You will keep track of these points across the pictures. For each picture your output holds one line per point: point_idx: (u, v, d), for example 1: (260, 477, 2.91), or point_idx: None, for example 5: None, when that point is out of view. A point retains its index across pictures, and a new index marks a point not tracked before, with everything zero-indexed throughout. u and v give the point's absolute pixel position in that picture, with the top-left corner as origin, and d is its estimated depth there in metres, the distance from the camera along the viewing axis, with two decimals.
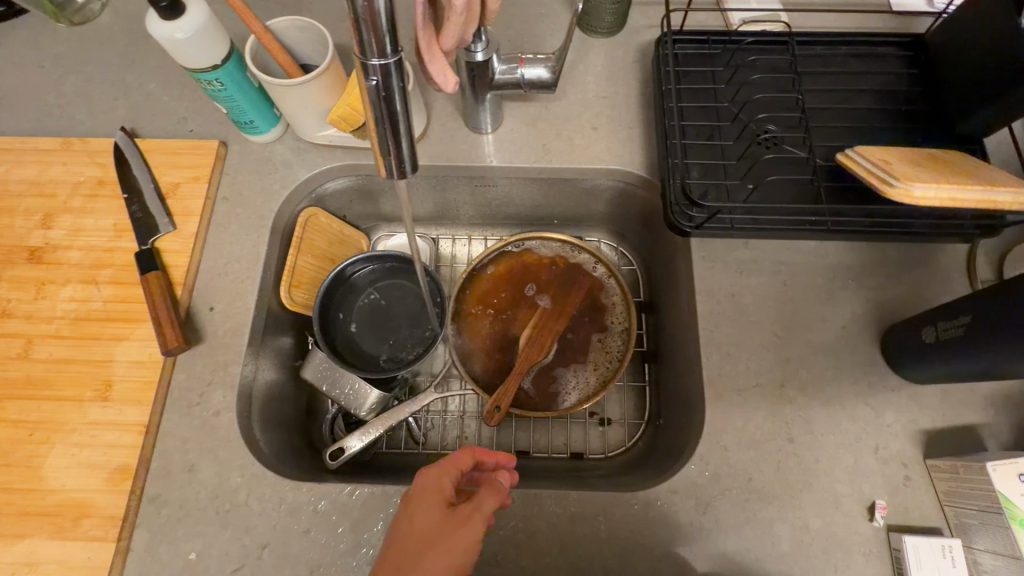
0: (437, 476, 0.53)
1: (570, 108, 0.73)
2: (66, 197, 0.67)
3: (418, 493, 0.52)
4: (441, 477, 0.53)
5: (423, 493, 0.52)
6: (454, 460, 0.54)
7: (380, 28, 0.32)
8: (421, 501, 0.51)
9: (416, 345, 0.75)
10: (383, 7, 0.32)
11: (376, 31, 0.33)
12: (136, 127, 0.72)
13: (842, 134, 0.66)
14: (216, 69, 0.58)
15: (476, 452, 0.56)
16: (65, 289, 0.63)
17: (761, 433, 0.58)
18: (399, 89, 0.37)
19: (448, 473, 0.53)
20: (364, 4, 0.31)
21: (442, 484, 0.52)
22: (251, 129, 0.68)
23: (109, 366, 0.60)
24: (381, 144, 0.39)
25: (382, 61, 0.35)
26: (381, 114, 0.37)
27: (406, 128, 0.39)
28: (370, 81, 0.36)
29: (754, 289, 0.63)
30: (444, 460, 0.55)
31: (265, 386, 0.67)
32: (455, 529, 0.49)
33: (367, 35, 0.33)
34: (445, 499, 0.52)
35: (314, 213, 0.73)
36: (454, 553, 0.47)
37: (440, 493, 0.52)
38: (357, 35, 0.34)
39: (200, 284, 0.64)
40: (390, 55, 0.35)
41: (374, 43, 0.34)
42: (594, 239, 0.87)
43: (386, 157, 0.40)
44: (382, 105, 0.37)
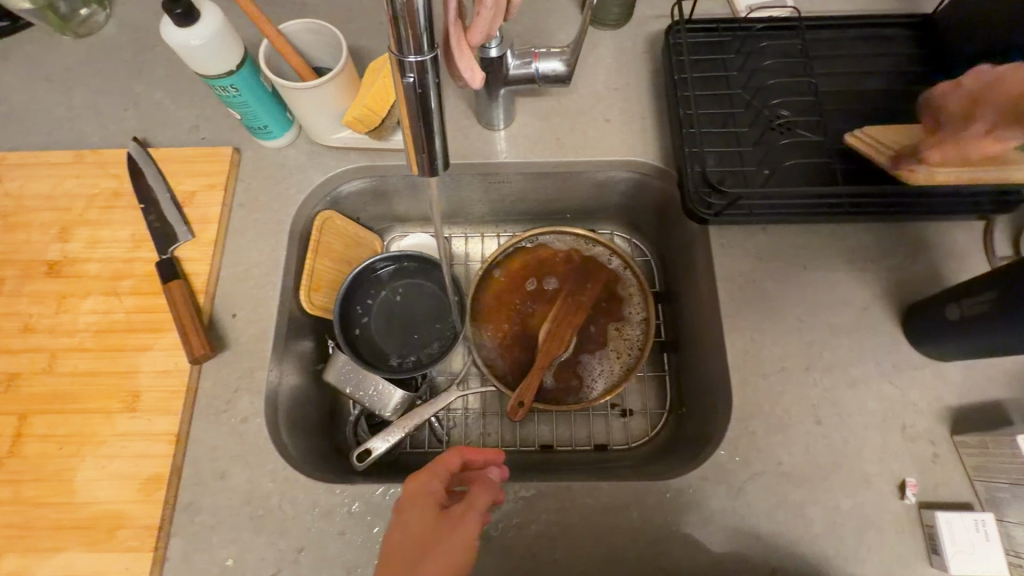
0: (425, 480, 0.53)
1: (582, 101, 0.73)
2: (82, 210, 0.67)
3: (409, 499, 0.53)
4: (431, 480, 0.53)
5: (415, 498, 0.52)
6: (441, 462, 0.55)
7: (418, 25, 0.33)
8: (414, 506, 0.52)
9: (439, 344, 0.76)
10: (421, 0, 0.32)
11: (414, 25, 0.33)
12: (148, 137, 0.71)
13: (855, 116, 0.66)
14: (231, 75, 0.58)
15: (462, 451, 0.56)
16: (86, 302, 0.63)
17: (789, 416, 0.58)
18: (433, 86, 0.37)
19: (436, 476, 0.54)
20: (404, 3, 0.32)
21: (432, 487, 0.53)
22: (265, 134, 0.68)
23: (135, 376, 0.60)
24: (414, 139, 0.40)
25: (418, 58, 0.35)
26: (416, 112, 0.38)
27: (439, 125, 0.39)
28: (406, 79, 0.36)
29: (774, 273, 0.64)
30: (431, 463, 0.55)
31: (289, 390, 0.67)
32: (451, 530, 0.49)
33: (405, 32, 0.33)
34: (437, 501, 0.52)
35: (330, 216, 0.73)
36: (452, 552, 0.48)
37: (430, 496, 0.52)
38: (395, 32, 0.34)
39: (221, 291, 0.64)
40: (427, 52, 0.35)
41: (412, 40, 0.34)
42: (607, 231, 0.87)
43: (419, 154, 0.41)
44: (417, 102, 0.37)
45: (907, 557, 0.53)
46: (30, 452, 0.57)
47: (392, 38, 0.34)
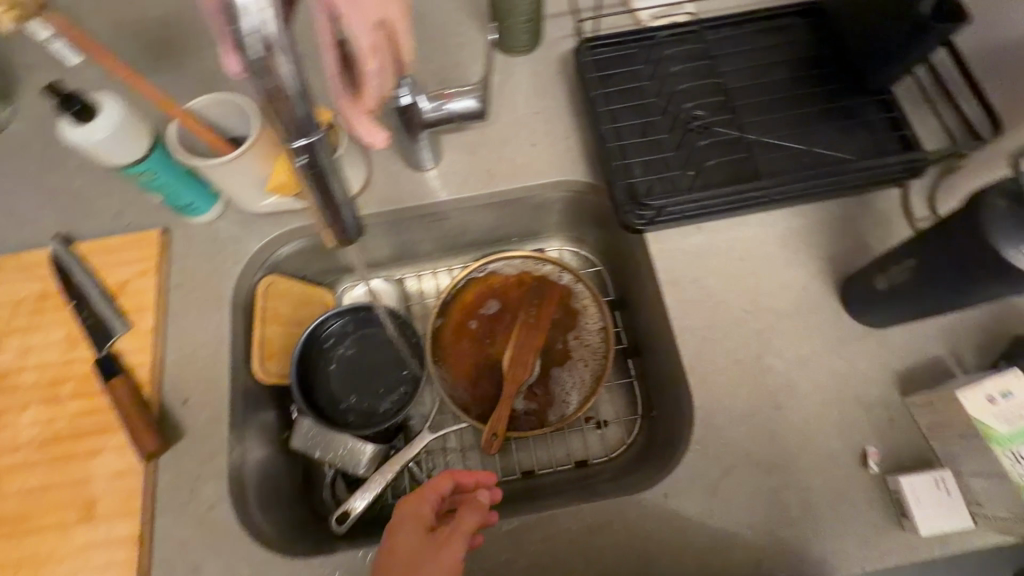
0: (415, 504, 0.55)
1: (505, 128, 0.74)
2: (9, 318, 0.64)
3: (401, 520, 0.55)
4: (422, 504, 0.55)
5: (406, 520, 0.54)
6: (432, 486, 0.56)
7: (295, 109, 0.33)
8: (405, 528, 0.54)
9: (404, 390, 0.75)
10: (288, 78, 0.31)
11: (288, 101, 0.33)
12: (70, 232, 0.69)
13: (764, 107, 0.69)
14: (145, 160, 0.57)
15: (453, 475, 0.57)
16: (25, 414, 0.60)
17: (750, 407, 0.60)
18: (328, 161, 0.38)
19: (426, 500, 0.55)
20: (275, 90, 0.32)
21: (422, 510, 0.55)
22: (192, 210, 0.66)
23: (87, 484, 0.57)
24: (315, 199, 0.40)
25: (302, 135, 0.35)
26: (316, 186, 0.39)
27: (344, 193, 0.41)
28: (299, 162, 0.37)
29: (715, 269, 0.65)
30: (424, 486, 0.57)
31: (255, 466, 0.65)
32: (437, 550, 0.51)
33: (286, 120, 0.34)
34: (427, 524, 0.54)
35: (272, 281, 0.72)
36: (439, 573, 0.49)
37: (421, 519, 0.54)
38: (272, 110, 0.34)
39: (167, 379, 0.62)
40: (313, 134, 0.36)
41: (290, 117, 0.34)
42: (555, 247, 0.89)
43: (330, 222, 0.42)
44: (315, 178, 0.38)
45: (881, 525, 0.55)
46: None
47: (275, 116, 0.34)
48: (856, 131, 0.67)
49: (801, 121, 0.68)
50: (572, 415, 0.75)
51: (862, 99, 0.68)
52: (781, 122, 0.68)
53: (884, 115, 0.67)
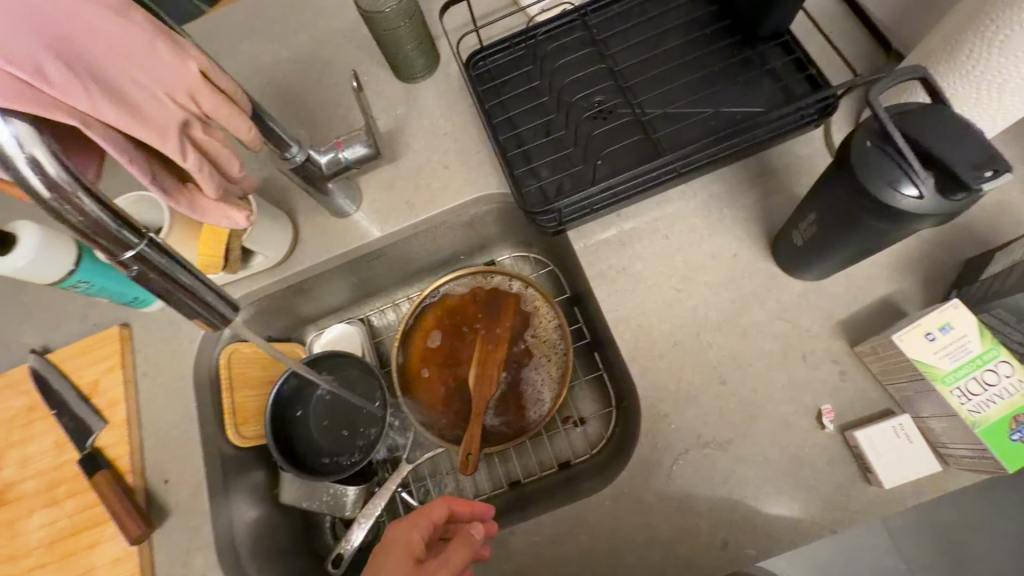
0: (407, 529, 0.54)
1: (419, 157, 0.75)
2: (5, 434, 0.70)
3: (390, 544, 0.54)
4: (412, 530, 0.54)
5: (393, 547, 0.53)
6: (427, 512, 0.55)
7: (107, 225, 0.33)
8: (391, 554, 0.52)
9: (370, 433, 0.76)
10: (92, 206, 0.32)
11: (105, 229, 0.33)
12: (48, 343, 0.75)
13: (662, 79, 0.68)
14: (73, 273, 0.61)
15: (450, 502, 0.56)
16: (31, 520, 0.65)
17: (696, 386, 0.59)
18: (169, 261, 0.36)
19: (417, 526, 0.54)
20: (79, 217, 0.32)
21: (412, 537, 0.54)
22: (141, 302, 0.70)
23: (92, 574, 0.62)
24: (183, 309, 0.38)
25: (131, 250, 0.34)
26: (167, 289, 0.37)
27: (202, 288, 0.38)
28: (134, 272, 0.35)
29: (641, 255, 0.65)
30: (418, 510, 0.56)
31: (248, 527, 0.69)
32: None
33: (103, 238, 0.33)
34: (414, 554, 0.53)
35: (234, 348, 0.74)
36: None
37: (409, 547, 0.53)
38: (93, 242, 0.34)
39: (149, 463, 0.67)
40: (137, 243, 0.34)
41: (111, 239, 0.33)
42: (506, 256, 0.90)
43: (200, 318, 0.40)
44: (165, 281, 0.36)
45: (845, 484, 0.53)
46: None
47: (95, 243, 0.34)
48: (760, 81, 0.65)
49: (701, 86, 0.66)
50: (545, 414, 0.75)
51: (760, 48, 0.66)
52: (682, 89, 0.67)
53: (786, 58, 0.65)
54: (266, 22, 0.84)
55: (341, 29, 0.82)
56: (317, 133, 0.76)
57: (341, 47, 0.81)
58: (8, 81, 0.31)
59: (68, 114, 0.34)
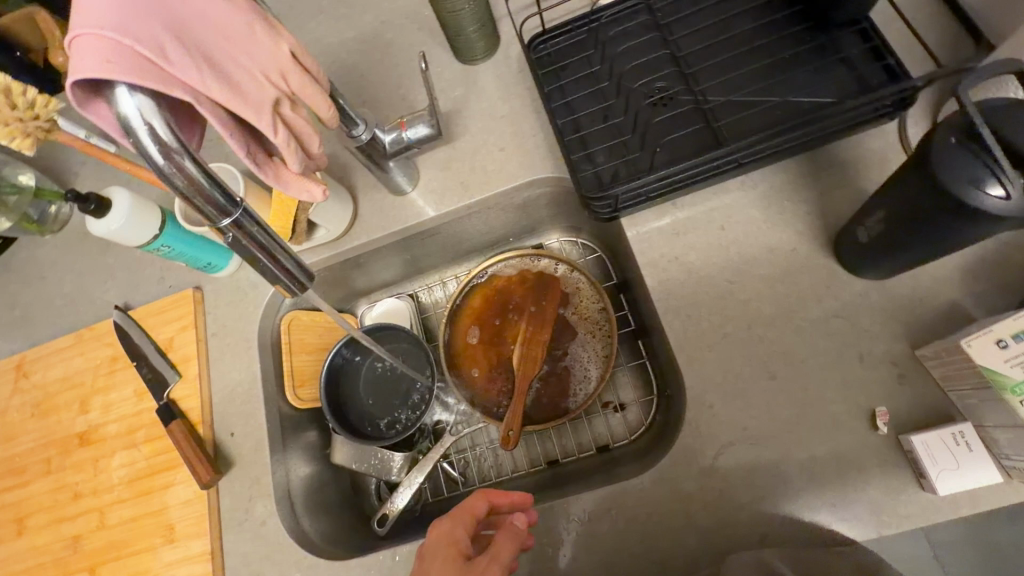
0: (450, 526, 0.57)
1: (475, 139, 0.76)
2: (91, 380, 0.77)
3: (435, 544, 0.56)
4: (454, 527, 0.56)
5: (439, 546, 0.55)
6: (466, 508, 0.58)
7: (206, 190, 0.35)
8: (438, 554, 0.54)
9: (418, 404, 0.79)
10: (195, 170, 0.35)
11: (203, 192, 0.36)
12: (129, 301, 0.81)
13: (728, 65, 0.67)
14: (158, 236, 0.66)
15: (487, 495, 0.59)
16: (114, 459, 0.72)
17: (744, 379, 0.58)
18: (258, 228, 0.39)
19: (459, 523, 0.57)
20: (185, 182, 0.35)
21: (456, 534, 0.56)
22: (213, 268, 0.75)
23: (166, 512, 0.68)
24: (266, 272, 0.42)
25: (229, 217, 0.38)
26: (255, 253, 0.40)
27: (285, 255, 0.42)
28: (228, 237, 0.39)
29: (695, 245, 0.64)
30: (457, 509, 0.58)
31: (302, 482, 0.74)
32: None
33: (201, 202, 0.36)
34: (462, 550, 0.55)
35: (294, 315, 0.79)
36: None
37: (455, 544, 0.55)
38: (193, 205, 0.36)
39: (217, 416, 0.72)
40: (232, 209, 0.37)
41: (208, 201, 0.36)
42: (553, 240, 0.90)
43: (280, 282, 0.44)
44: (253, 246, 0.40)
45: (896, 488, 0.52)
46: None
47: (196, 208, 0.37)
48: (832, 70, 0.63)
49: (767, 75, 0.65)
50: (591, 392, 0.76)
51: (834, 35, 0.64)
52: (747, 77, 0.65)
53: (863, 47, 0.62)
54: (333, 3, 0.87)
55: (404, 9, 0.83)
56: (378, 111, 0.78)
57: (403, 29, 0.82)
58: (135, 59, 0.33)
59: (185, 91, 0.35)
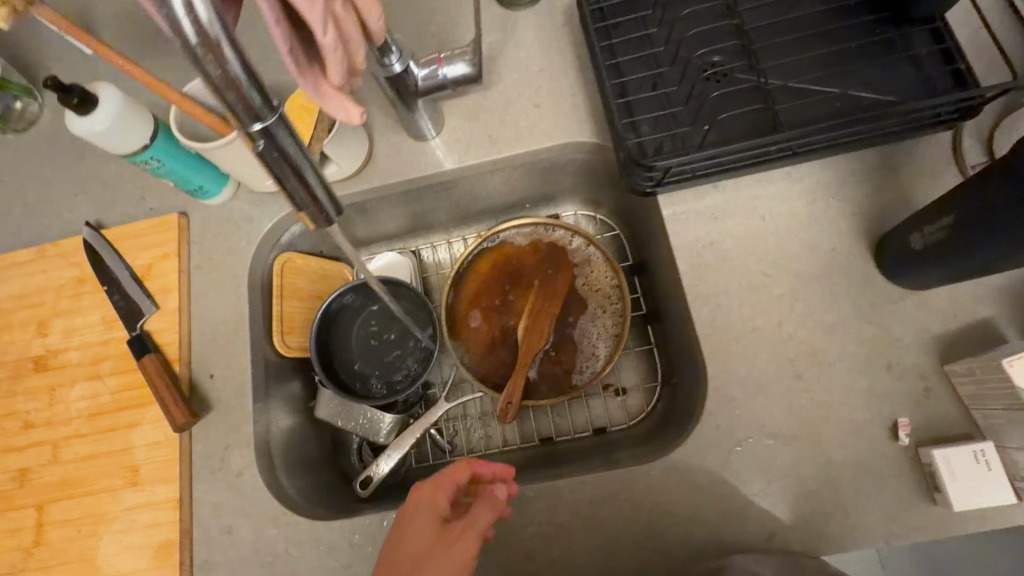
0: (430, 493, 0.53)
1: (509, 90, 0.70)
2: (53, 301, 0.69)
3: (414, 505, 0.53)
4: (436, 492, 0.53)
5: (418, 508, 0.53)
6: (449, 475, 0.54)
7: (242, 86, 0.30)
8: (417, 515, 0.52)
9: (411, 372, 0.74)
10: (233, 60, 0.30)
11: (239, 88, 0.31)
12: (102, 219, 0.73)
13: (791, 48, 0.63)
14: (146, 148, 0.59)
15: (472, 464, 0.55)
16: (74, 390, 0.65)
17: (768, 376, 0.57)
18: (291, 143, 0.35)
19: (442, 490, 0.53)
20: (219, 72, 0.30)
21: (436, 500, 0.53)
22: (203, 193, 0.68)
23: (130, 452, 0.62)
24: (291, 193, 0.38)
25: (262, 123, 0.33)
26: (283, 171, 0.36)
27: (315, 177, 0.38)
28: (257, 146, 0.34)
29: (733, 233, 0.61)
30: (439, 473, 0.54)
31: (282, 434, 0.69)
32: (449, 547, 0.50)
33: (233, 98, 0.31)
34: (440, 514, 0.52)
35: (288, 257, 0.73)
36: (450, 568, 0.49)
37: (435, 509, 0.52)
38: (224, 101, 0.32)
39: (195, 356, 0.66)
40: (267, 115, 0.33)
41: (242, 104, 0.31)
42: (570, 213, 0.86)
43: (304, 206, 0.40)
44: (282, 162, 0.35)
45: (908, 500, 0.52)
46: (53, 539, 0.61)
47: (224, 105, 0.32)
48: (899, 68, 0.60)
49: (831, 63, 0.62)
50: (598, 371, 0.74)
51: (905, 31, 0.61)
52: (809, 63, 0.62)
53: (934, 47, 0.59)
54: None
55: None
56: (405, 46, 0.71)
57: None
58: None
59: None
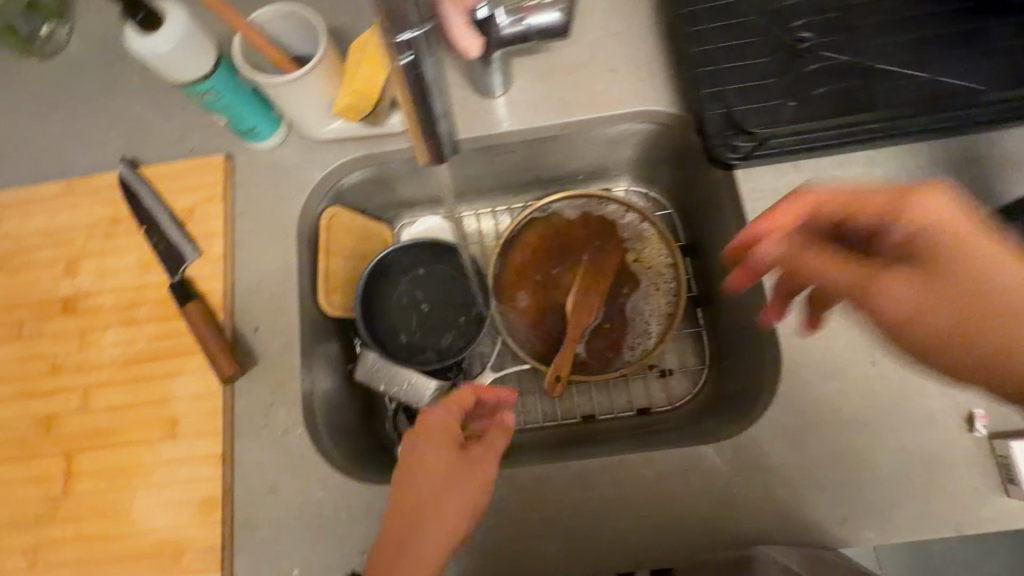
0: (442, 415, 0.54)
1: (582, 52, 0.67)
2: (83, 241, 0.64)
3: (426, 431, 0.53)
4: (446, 416, 0.54)
5: (432, 434, 0.52)
6: (457, 398, 0.55)
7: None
8: (431, 441, 0.52)
9: (444, 354, 0.71)
10: None
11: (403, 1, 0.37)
12: (137, 157, 0.68)
13: (885, 27, 0.60)
14: (208, 77, 0.55)
15: (478, 389, 0.56)
16: (106, 335, 0.61)
17: (842, 361, 0.56)
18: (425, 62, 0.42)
19: (451, 413, 0.54)
20: None
21: (449, 424, 0.53)
22: (254, 135, 0.64)
23: (169, 404, 0.59)
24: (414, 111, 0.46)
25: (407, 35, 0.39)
26: (413, 90, 0.44)
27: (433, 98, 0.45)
28: (402, 61, 0.41)
29: (812, 214, 0.60)
30: (446, 398, 0.55)
31: (324, 395, 0.66)
32: (470, 468, 0.51)
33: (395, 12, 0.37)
34: (454, 438, 0.53)
35: (335, 212, 0.69)
36: (474, 487, 0.50)
37: (449, 433, 0.53)
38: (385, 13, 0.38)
39: (239, 307, 0.62)
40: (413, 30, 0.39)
41: (401, 16, 0.38)
42: (622, 188, 0.81)
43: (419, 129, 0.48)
44: (414, 81, 0.43)
45: (980, 490, 0.52)
46: (82, 490, 0.57)
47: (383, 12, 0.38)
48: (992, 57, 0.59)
49: (927, 45, 0.59)
50: (651, 348, 0.72)
51: (999, 20, 0.59)
52: (905, 45, 0.59)
53: None
54: None
55: None
56: None
57: None
58: None
59: None
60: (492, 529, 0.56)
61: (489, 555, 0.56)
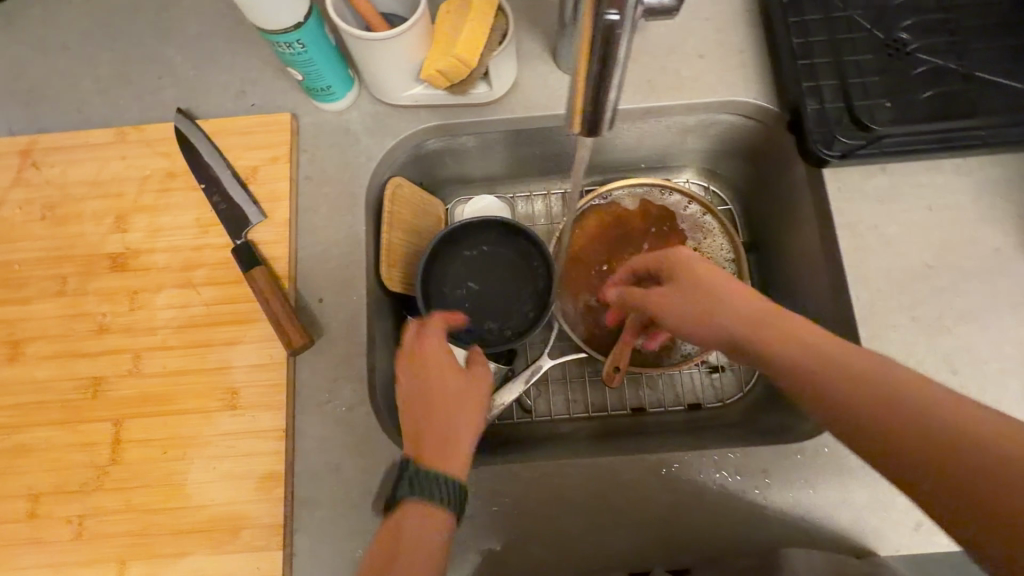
0: (426, 343, 0.53)
1: (671, 36, 0.65)
2: (135, 194, 0.60)
3: (418, 362, 0.52)
4: (432, 341, 0.53)
5: (425, 360, 0.52)
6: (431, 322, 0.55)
7: None
8: (426, 367, 0.51)
9: (501, 334, 0.66)
10: None
11: None
12: (193, 109, 0.64)
13: (985, 33, 0.59)
14: (298, 28, 0.51)
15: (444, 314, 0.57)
16: (160, 296, 0.58)
17: (924, 368, 0.55)
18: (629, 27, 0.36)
19: (434, 337, 0.53)
20: None
21: (438, 347, 0.53)
22: (327, 95, 0.61)
23: (228, 372, 0.56)
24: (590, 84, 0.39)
25: None
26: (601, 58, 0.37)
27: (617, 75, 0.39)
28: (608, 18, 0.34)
29: (898, 218, 0.59)
30: (422, 327, 0.54)
31: (383, 373, 0.63)
32: (471, 377, 0.51)
33: None
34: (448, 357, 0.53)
35: (398, 182, 0.65)
36: (483, 392, 0.51)
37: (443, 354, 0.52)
38: None
39: (303, 275, 0.59)
40: None
41: None
42: (682, 178, 0.79)
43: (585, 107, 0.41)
44: (606, 47, 0.36)
45: None
46: (132, 459, 0.54)
47: None
48: None
49: None
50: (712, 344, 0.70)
51: None
52: (1004, 53, 0.59)
53: None
54: None
55: None
56: None
57: None
58: None
59: None
60: (550, 515, 0.56)
61: (568, 544, 0.56)
